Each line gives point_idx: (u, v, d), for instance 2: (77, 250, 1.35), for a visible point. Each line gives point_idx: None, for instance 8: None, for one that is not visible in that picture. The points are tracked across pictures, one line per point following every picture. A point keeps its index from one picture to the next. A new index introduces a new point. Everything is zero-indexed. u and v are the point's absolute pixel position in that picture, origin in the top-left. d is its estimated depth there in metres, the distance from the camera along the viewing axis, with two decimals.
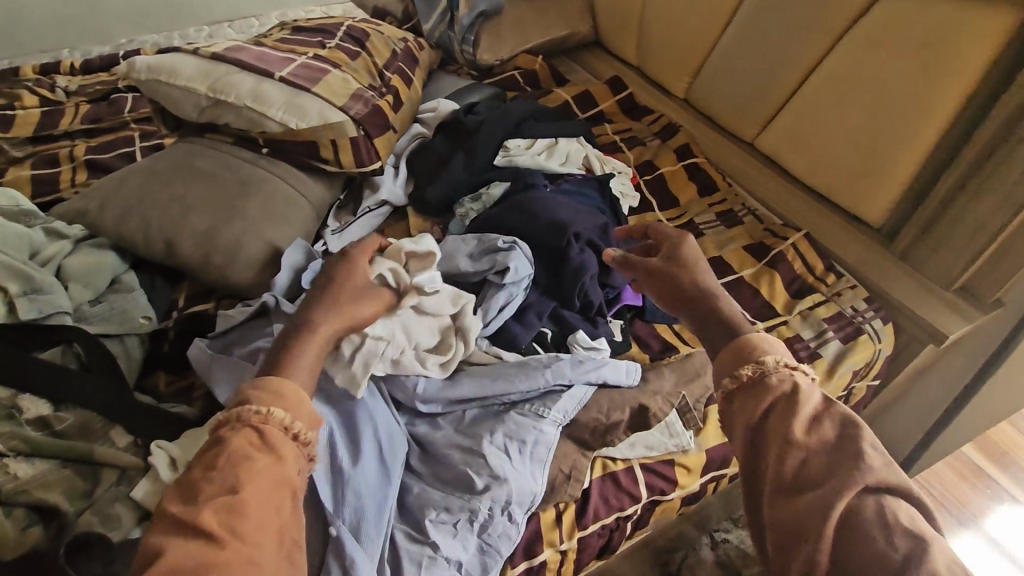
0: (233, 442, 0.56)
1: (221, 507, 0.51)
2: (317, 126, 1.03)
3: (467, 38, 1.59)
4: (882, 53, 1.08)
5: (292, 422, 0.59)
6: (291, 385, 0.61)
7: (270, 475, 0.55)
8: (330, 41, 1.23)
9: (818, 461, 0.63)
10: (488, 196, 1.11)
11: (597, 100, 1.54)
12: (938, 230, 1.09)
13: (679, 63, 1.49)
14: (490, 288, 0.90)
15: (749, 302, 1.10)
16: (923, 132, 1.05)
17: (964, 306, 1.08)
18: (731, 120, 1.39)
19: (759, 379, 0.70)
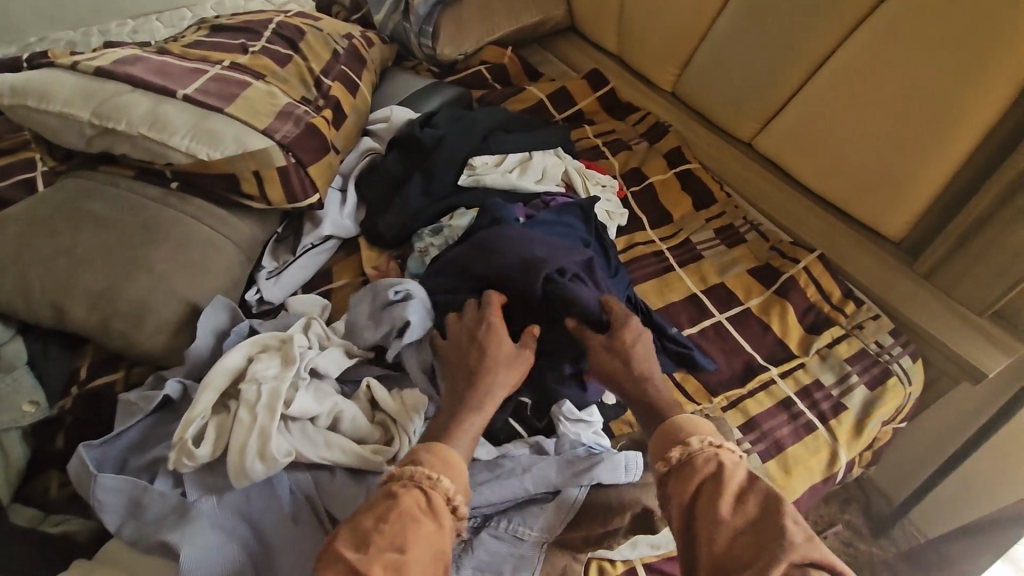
0: (404, 502, 0.52)
1: (389, 564, 0.46)
2: (235, 155, 0.84)
3: (424, 30, 1.39)
4: (905, 45, 0.91)
5: (456, 495, 0.55)
6: (456, 455, 0.58)
7: (432, 544, 0.50)
8: (254, 42, 1.04)
9: (743, 544, 0.50)
10: (451, 228, 0.94)
11: (576, 97, 1.36)
12: (971, 249, 0.93)
13: (665, 53, 1.31)
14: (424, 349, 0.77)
15: (761, 342, 0.95)
16: (955, 139, 0.90)
17: (1002, 337, 0.94)
18: (726, 119, 1.23)
19: (684, 461, 0.59)
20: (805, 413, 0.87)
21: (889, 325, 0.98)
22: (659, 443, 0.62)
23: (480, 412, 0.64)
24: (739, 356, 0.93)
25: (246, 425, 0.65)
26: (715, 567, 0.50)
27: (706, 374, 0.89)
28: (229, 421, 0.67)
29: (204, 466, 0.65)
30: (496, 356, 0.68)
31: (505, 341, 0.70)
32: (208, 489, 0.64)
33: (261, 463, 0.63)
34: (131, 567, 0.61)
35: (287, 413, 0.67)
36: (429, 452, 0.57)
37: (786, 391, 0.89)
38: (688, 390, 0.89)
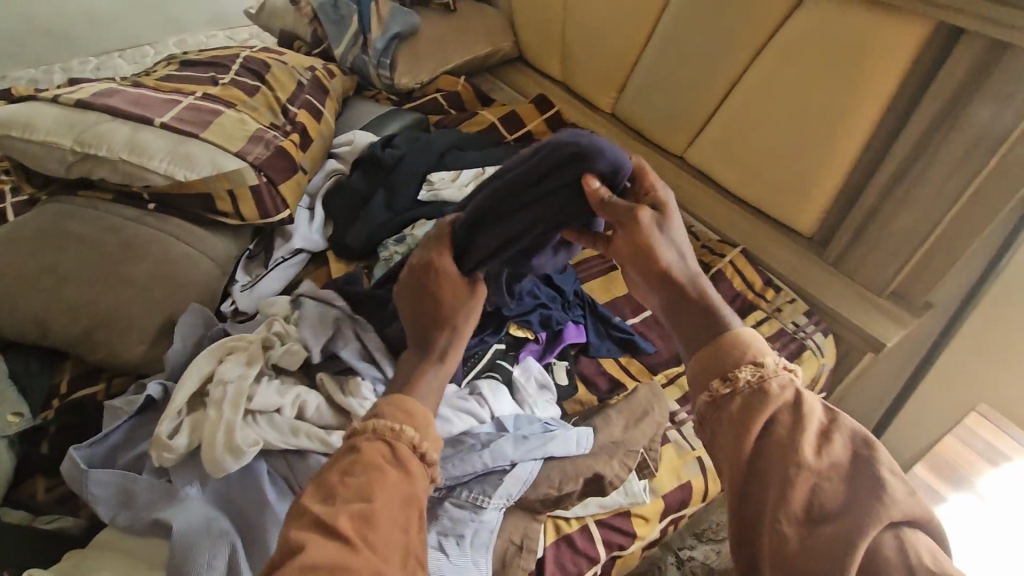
0: (367, 452, 0.50)
1: (356, 513, 0.45)
2: (210, 175, 0.93)
3: (382, 62, 1.52)
4: (801, 66, 1.04)
5: (423, 442, 0.52)
6: (421, 406, 0.55)
7: (399, 492, 0.48)
8: (223, 76, 1.13)
9: (829, 490, 0.45)
10: (412, 237, 1.02)
11: (524, 119, 1.48)
12: (867, 238, 1.07)
13: (604, 78, 1.46)
14: (343, 325, 0.85)
15: None
16: (847, 143, 1.02)
17: (898, 312, 1.07)
18: (659, 135, 1.36)
19: (757, 386, 0.51)
20: None
21: (803, 308, 1.12)
22: (729, 358, 0.53)
23: (444, 362, 0.60)
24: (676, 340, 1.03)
25: (218, 421, 0.71)
26: (801, 518, 0.44)
27: (647, 356, 1.00)
28: (202, 417, 0.74)
29: (183, 458, 0.72)
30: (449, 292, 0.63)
31: (456, 279, 0.64)
32: (195, 476, 0.71)
33: (231, 458, 0.69)
34: (129, 549, 0.67)
35: (250, 407, 0.74)
36: (391, 404, 0.55)
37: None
38: (632, 369, 0.99)
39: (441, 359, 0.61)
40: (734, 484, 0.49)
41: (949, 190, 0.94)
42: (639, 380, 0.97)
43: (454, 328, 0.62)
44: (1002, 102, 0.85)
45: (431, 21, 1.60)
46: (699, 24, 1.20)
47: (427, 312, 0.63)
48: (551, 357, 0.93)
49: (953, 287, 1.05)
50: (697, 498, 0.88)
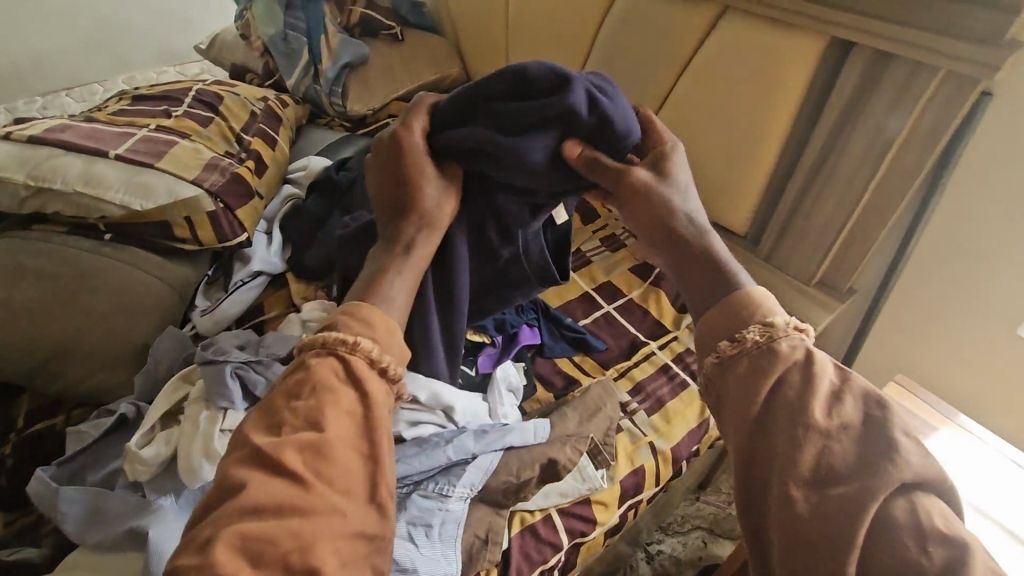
0: (319, 373, 0.51)
1: (305, 447, 0.47)
2: (168, 204, 0.96)
3: (334, 90, 1.57)
4: (721, 79, 1.13)
5: (381, 355, 0.53)
6: (380, 314, 0.55)
7: (349, 418, 0.50)
8: (175, 108, 1.16)
9: (840, 451, 0.48)
10: None
11: None
12: (793, 233, 1.16)
13: None
14: (246, 372, 0.78)
15: (641, 323, 1.13)
16: (766, 146, 1.11)
17: (826, 299, 1.16)
18: None
19: (766, 345, 0.53)
20: (679, 373, 1.04)
21: None
22: (740, 314, 0.56)
23: (408, 257, 0.61)
24: (625, 337, 1.10)
25: (197, 436, 0.73)
26: (811, 478, 0.48)
27: (599, 353, 1.06)
28: (175, 432, 0.75)
29: (155, 473, 0.73)
30: (421, 173, 0.64)
31: (427, 160, 0.65)
32: (169, 488, 0.72)
33: (208, 463, 0.71)
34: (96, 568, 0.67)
35: (224, 425, 0.74)
36: (344, 318, 0.55)
37: (664, 359, 1.06)
38: (585, 366, 1.04)
39: (406, 252, 0.61)
40: (741, 435, 0.52)
41: (855, 184, 1.04)
42: (592, 375, 1.03)
43: (423, 217, 0.63)
44: (891, 104, 0.96)
45: (380, 50, 1.67)
46: (630, 43, 1.28)
47: (402, 195, 0.63)
48: (508, 358, 0.97)
49: (872, 272, 1.15)
50: (651, 484, 0.93)
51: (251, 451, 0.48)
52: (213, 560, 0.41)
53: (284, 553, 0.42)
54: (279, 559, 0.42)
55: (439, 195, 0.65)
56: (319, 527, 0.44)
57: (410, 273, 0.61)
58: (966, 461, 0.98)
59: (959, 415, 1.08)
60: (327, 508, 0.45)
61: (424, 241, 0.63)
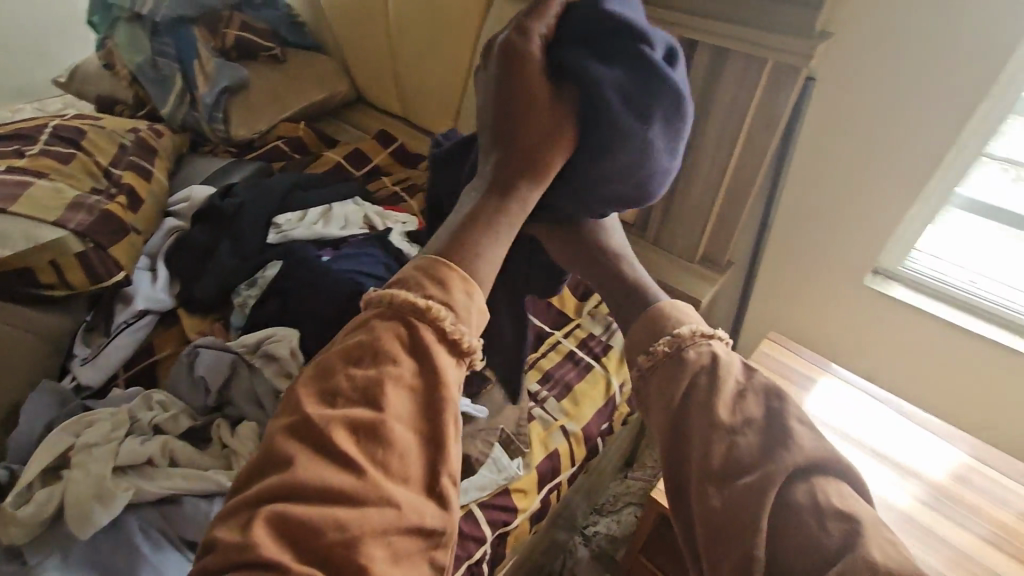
0: (380, 336, 0.41)
1: (358, 423, 0.38)
2: (28, 250, 0.90)
3: (215, 116, 1.52)
4: None
5: (456, 327, 0.42)
6: (459, 278, 0.44)
7: (412, 391, 0.41)
8: (29, 147, 1.08)
9: (747, 444, 0.43)
10: (263, 279, 1.04)
11: (370, 155, 1.55)
12: (673, 216, 1.25)
13: (439, 109, 1.58)
14: (239, 368, 0.86)
15: (546, 315, 1.17)
16: None
17: (708, 272, 1.26)
18: None
19: (673, 355, 0.48)
20: (584, 357, 1.09)
21: None
22: (651, 320, 0.51)
23: (505, 210, 0.48)
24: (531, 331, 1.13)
25: (89, 479, 0.70)
26: (720, 479, 0.42)
27: None
28: (57, 485, 0.71)
29: (39, 533, 0.69)
30: (533, 102, 0.50)
31: (540, 87, 0.51)
32: (56, 547, 0.69)
33: (101, 509, 0.68)
34: None
35: (120, 463, 0.73)
36: (417, 270, 0.44)
37: (570, 346, 1.11)
38: None
39: (502, 201, 0.49)
40: (663, 427, 0.47)
41: (716, 167, 1.14)
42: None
43: (525, 164, 0.50)
44: (739, 93, 1.06)
45: (261, 72, 1.63)
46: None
47: (507, 123, 0.51)
48: None
49: (744, 244, 1.27)
50: (568, 466, 0.98)
51: (296, 419, 0.39)
52: (252, 538, 0.35)
53: (328, 544, 0.35)
54: (321, 551, 0.35)
55: (550, 132, 0.51)
56: (366, 519, 0.35)
57: (506, 230, 0.48)
58: (840, 408, 1.09)
59: (828, 364, 1.19)
60: (379, 498, 0.36)
61: (529, 183, 0.50)
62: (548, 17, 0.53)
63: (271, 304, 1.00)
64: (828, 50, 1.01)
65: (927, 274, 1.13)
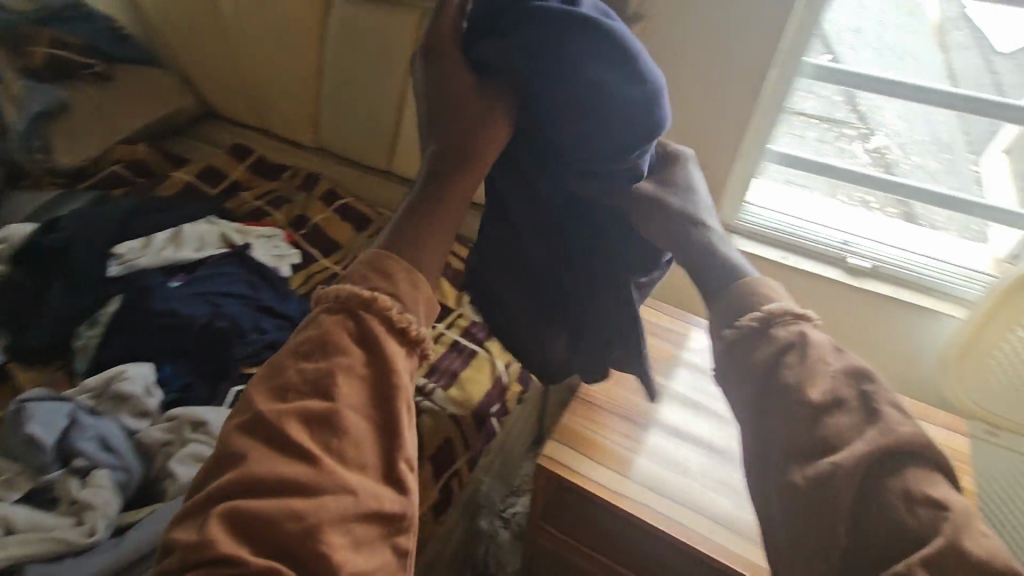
0: (327, 328, 0.43)
1: (309, 416, 0.40)
2: None
3: (31, 145, 1.36)
4: None
5: (406, 316, 0.44)
6: (402, 267, 0.46)
7: (365, 381, 0.42)
8: None
9: (842, 424, 0.42)
10: (105, 315, 0.98)
11: (225, 171, 1.46)
12: None
13: (296, 116, 1.52)
14: (80, 415, 0.81)
15: None
16: None
17: None
18: (361, 153, 1.46)
19: (758, 329, 0.48)
20: (468, 345, 1.12)
21: None
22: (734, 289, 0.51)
23: (444, 201, 0.50)
24: None
25: None
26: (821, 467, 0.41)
27: None
28: None
29: None
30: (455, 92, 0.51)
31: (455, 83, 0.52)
32: None
33: None
34: None
35: None
36: (363, 266, 0.46)
37: (453, 337, 1.13)
38: None
39: (441, 194, 0.50)
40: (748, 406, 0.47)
41: None
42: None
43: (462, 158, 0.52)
44: None
45: (83, 92, 1.46)
46: (358, 54, 1.32)
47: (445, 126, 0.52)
48: None
49: None
50: (461, 450, 0.99)
51: (251, 420, 0.41)
52: (208, 535, 0.36)
53: (288, 536, 0.36)
54: (278, 544, 0.36)
55: (480, 120, 0.52)
56: (324, 507, 0.37)
57: (446, 219, 0.50)
58: None
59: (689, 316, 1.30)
60: (338, 486, 0.38)
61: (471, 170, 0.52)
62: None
63: (123, 336, 0.96)
64: (641, 33, 1.09)
65: (762, 226, 1.26)
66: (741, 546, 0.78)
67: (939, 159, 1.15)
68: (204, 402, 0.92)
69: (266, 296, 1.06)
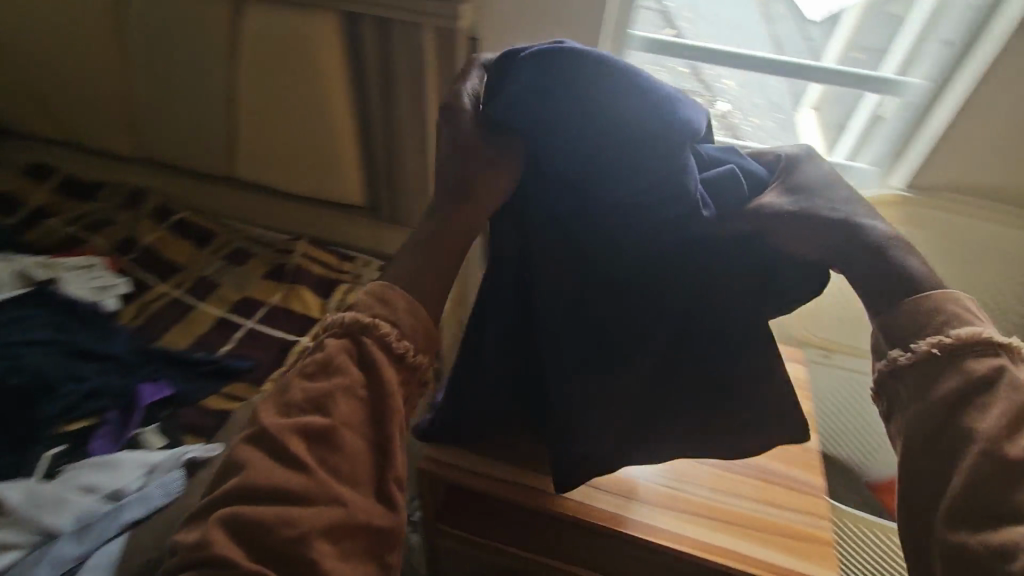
0: (331, 353, 0.53)
1: (308, 429, 0.50)
2: None
3: None
4: (272, 59, 1.12)
5: (399, 343, 0.54)
6: (402, 313, 0.56)
7: (366, 402, 0.53)
8: None
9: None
10: None
11: (21, 196, 1.26)
12: (397, 187, 1.27)
13: (108, 122, 1.32)
14: None
15: (287, 322, 1.12)
16: (336, 121, 1.18)
17: None
18: (196, 161, 1.32)
19: (938, 356, 0.50)
20: None
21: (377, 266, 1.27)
22: (900, 314, 0.53)
23: (451, 234, 0.59)
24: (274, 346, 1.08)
25: None
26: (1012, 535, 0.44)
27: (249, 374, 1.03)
28: None
29: None
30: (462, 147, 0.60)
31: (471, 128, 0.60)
32: None
33: None
34: None
35: None
36: (368, 300, 0.56)
37: None
38: (236, 393, 1.00)
39: (449, 228, 0.59)
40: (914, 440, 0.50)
41: (420, 136, 1.18)
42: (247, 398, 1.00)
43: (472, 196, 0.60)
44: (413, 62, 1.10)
45: None
46: (163, 59, 1.18)
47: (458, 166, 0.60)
48: (131, 430, 0.92)
49: None
50: None
51: (263, 430, 0.51)
52: (209, 540, 0.46)
53: (283, 537, 0.45)
54: (272, 541, 0.46)
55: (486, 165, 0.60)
56: (316, 512, 0.47)
57: (437, 262, 0.59)
58: None
59: None
60: (328, 498, 0.48)
61: (467, 210, 0.60)
62: (476, 83, 0.65)
63: None
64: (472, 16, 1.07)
65: None
66: (662, 518, 0.80)
67: (775, 119, 1.30)
68: (12, 472, 0.82)
69: (83, 337, 0.99)
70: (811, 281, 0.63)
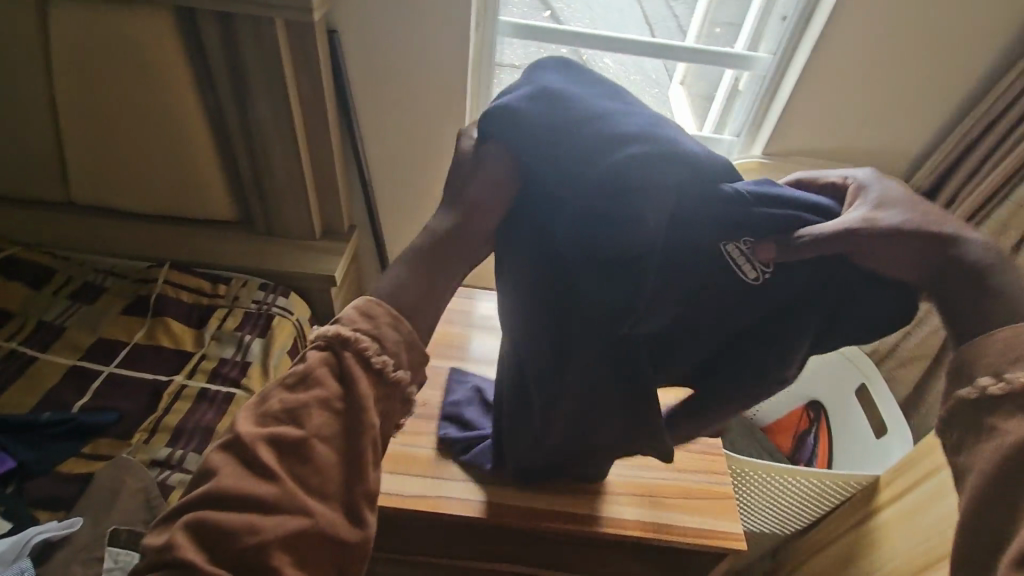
0: (312, 361, 0.49)
1: (275, 440, 0.46)
2: None
3: None
4: (97, 63, 0.97)
5: (378, 355, 0.50)
6: (395, 334, 0.52)
7: (345, 413, 0.49)
8: None
9: None
10: None
11: None
12: (270, 195, 1.15)
13: None
14: None
15: (155, 361, 1.02)
16: (188, 128, 1.05)
17: (331, 245, 1.22)
18: (22, 183, 1.13)
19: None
20: (218, 391, 0.99)
21: (256, 284, 1.15)
22: (986, 338, 0.49)
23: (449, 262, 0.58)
24: (141, 391, 0.97)
25: None
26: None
27: (111, 428, 0.92)
28: None
29: None
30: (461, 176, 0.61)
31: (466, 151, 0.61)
32: None
33: None
34: None
35: None
36: (356, 312, 0.52)
37: (199, 386, 0.99)
38: (101, 451, 0.90)
39: (446, 254, 0.58)
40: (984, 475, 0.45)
41: (285, 141, 1.07)
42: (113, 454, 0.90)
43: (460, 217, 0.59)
44: (264, 61, 0.97)
45: None
46: None
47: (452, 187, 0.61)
48: None
49: (357, 202, 1.30)
50: None
51: (232, 437, 0.47)
52: (172, 538, 0.44)
53: (237, 550, 0.43)
54: (229, 553, 0.43)
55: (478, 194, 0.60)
56: (280, 524, 0.44)
57: (435, 283, 0.57)
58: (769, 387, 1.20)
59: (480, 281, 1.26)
60: (295, 507, 0.45)
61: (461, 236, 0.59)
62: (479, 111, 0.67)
63: None
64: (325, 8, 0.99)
65: None
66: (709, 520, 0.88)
67: (650, 94, 1.37)
68: None
69: None
70: (897, 308, 0.60)
